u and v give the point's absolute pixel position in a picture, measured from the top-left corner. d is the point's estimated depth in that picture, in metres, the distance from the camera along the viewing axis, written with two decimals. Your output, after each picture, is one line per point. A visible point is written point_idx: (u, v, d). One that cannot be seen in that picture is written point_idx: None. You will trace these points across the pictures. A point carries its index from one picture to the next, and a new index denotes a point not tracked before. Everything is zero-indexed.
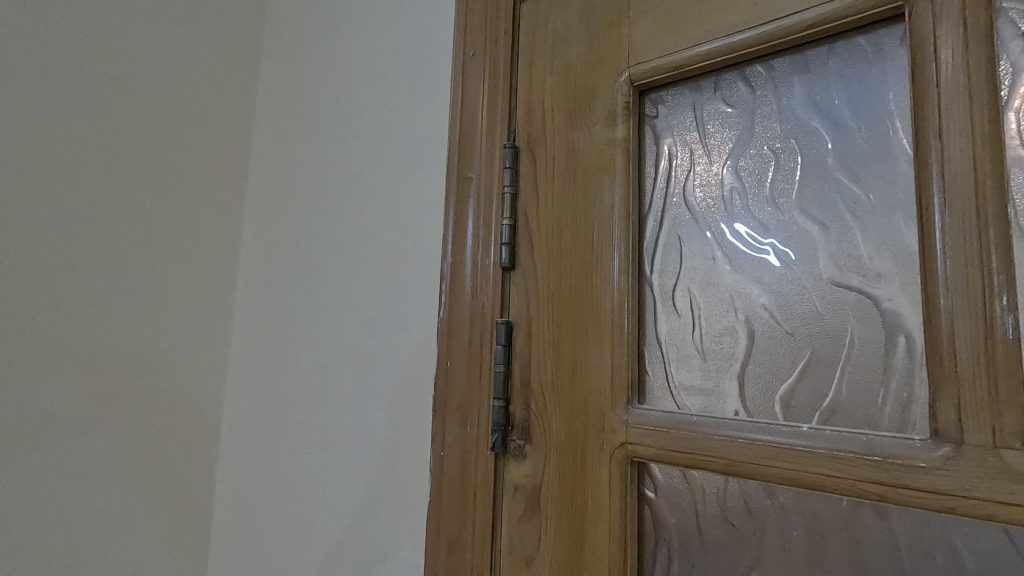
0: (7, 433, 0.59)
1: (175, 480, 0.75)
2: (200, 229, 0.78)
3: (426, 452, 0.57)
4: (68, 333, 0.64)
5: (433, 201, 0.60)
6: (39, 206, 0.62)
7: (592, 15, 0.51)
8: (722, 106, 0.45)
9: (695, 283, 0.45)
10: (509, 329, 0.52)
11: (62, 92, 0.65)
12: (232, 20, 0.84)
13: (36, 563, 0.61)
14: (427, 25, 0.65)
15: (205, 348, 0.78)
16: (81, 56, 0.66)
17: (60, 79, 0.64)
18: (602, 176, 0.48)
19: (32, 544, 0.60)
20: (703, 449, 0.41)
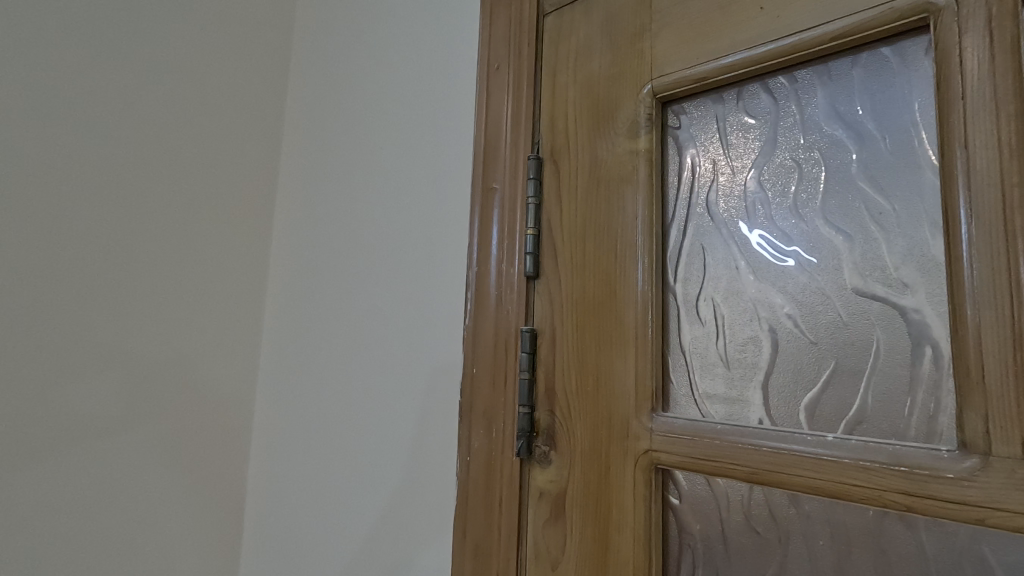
0: (56, 432, 0.62)
1: (208, 479, 0.78)
2: (232, 238, 0.81)
3: (452, 456, 0.58)
4: (111, 339, 0.67)
5: (458, 210, 0.62)
6: (82, 220, 0.65)
7: (614, 28, 0.52)
8: (745, 117, 0.45)
9: (719, 292, 0.45)
10: (533, 337, 0.53)
11: (104, 110, 0.67)
12: (262, 37, 0.87)
13: (80, 556, 0.64)
14: (452, 38, 0.66)
15: (237, 353, 0.81)
16: (121, 76, 0.69)
17: (101, 97, 0.67)
18: (625, 186, 0.49)
19: (76, 538, 0.64)
20: (727, 457, 0.41)
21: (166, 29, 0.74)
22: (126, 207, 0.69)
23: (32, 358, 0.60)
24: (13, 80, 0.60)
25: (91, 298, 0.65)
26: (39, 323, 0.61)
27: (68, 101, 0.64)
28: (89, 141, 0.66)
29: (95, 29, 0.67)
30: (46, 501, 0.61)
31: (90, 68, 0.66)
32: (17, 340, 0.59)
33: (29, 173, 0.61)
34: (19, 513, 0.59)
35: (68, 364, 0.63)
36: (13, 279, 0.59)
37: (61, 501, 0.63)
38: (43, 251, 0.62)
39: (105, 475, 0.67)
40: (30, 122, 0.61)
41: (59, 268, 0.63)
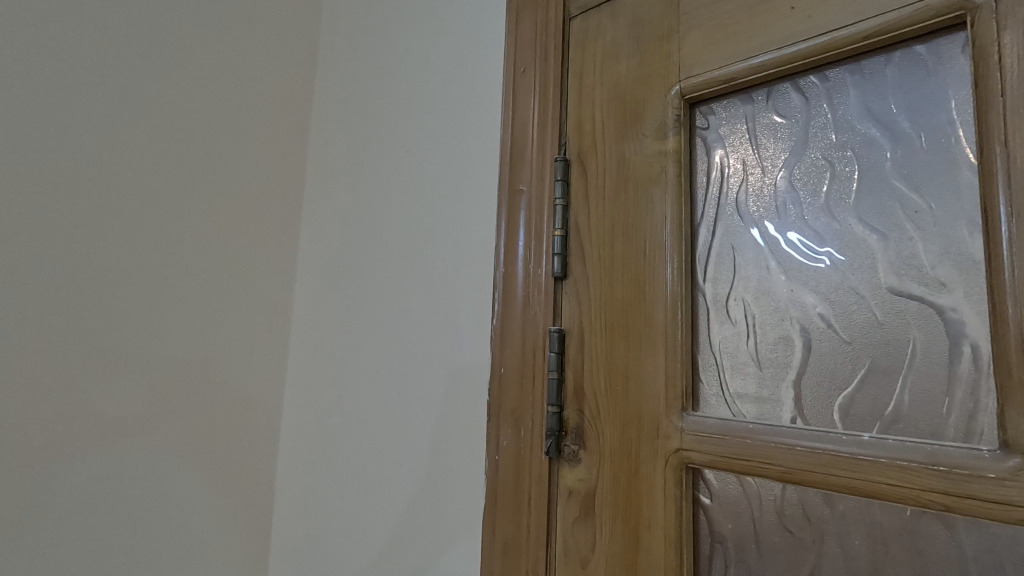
0: (94, 428, 0.64)
1: (238, 476, 0.79)
2: (261, 241, 0.83)
3: (479, 455, 0.59)
4: (147, 339, 0.69)
5: (484, 212, 0.62)
6: (116, 227, 0.66)
7: (641, 30, 0.52)
8: (775, 117, 0.45)
9: (749, 293, 0.45)
10: (561, 337, 0.54)
11: (136, 119, 0.69)
12: (289, 44, 0.89)
13: (116, 549, 0.66)
14: (477, 43, 0.67)
15: (265, 353, 0.83)
16: (152, 85, 0.71)
17: (133, 107, 0.69)
18: (653, 187, 0.50)
19: (113, 532, 0.66)
20: (759, 457, 0.42)
21: (195, 38, 0.76)
22: (158, 214, 0.71)
23: (68, 362, 0.62)
24: (50, 89, 0.62)
25: (124, 303, 0.67)
26: (75, 327, 0.63)
27: (102, 111, 0.66)
28: (123, 150, 0.67)
29: (126, 39, 0.68)
30: (85, 495, 0.63)
31: (123, 78, 0.68)
32: (55, 345, 0.61)
33: (66, 179, 0.62)
34: (57, 514, 0.61)
35: (106, 363, 0.65)
36: (51, 285, 0.61)
37: (96, 503, 0.64)
38: (80, 257, 0.63)
39: (138, 477, 0.68)
40: (66, 130, 0.63)
41: (98, 269, 0.65)
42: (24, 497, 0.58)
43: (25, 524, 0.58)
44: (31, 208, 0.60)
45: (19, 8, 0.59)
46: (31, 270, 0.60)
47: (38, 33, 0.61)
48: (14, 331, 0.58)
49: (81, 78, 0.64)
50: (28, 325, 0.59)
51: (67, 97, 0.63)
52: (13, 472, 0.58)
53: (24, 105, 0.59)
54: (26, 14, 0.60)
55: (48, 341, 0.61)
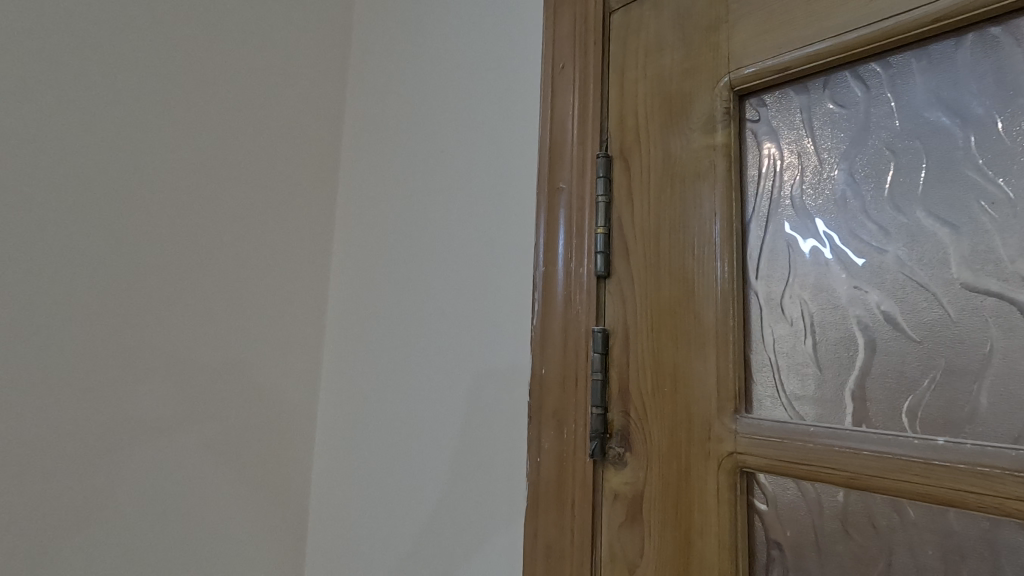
0: (135, 428, 0.66)
1: (273, 476, 0.80)
2: (294, 243, 0.84)
3: (521, 457, 0.58)
4: (186, 340, 0.71)
5: (523, 211, 0.62)
6: (152, 230, 0.68)
7: (687, 21, 0.51)
8: (833, 106, 0.44)
9: (807, 290, 0.43)
10: (605, 337, 0.53)
11: (171, 123, 0.70)
12: (321, 47, 0.90)
13: (155, 547, 0.67)
14: (513, 41, 0.67)
15: (300, 354, 0.84)
16: (187, 90, 0.72)
17: (167, 112, 0.70)
18: (701, 182, 0.48)
19: (151, 531, 0.67)
20: (822, 461, 0.40)
21: (229, 44, 0.77)
22: (195, 217, 0.72)
23: (106, 363, 0.63)
24: (87, 96, 0.63)
25: (162, 305, 0.68)
26: (117, 327, 0.64)
27: (140, 116, 0.67)
28: (158, 154, 0.69)
29: (162, 45, 0.70)
30: (126, 493, 0.65)
31: (160, 83, 0.69)
32: (94, 346, 0.62)
33: (107, 183, 0.64)
34: (94, 514, 0.62)
35: (146, 363, 0.67)
36: (89, 288, 0.62)
37: (133, 503, 0.65)
38: (117, 260, 0.64)
39: (175, 477, 0.69)
40: (104, 135, 0.64)
41: (138, 272, 0.66)
42: (62, 496, 0.59)
43: (65, 522, 0.59)
44: (70, 211, 0.61)
45: (58, 17, 0.61)
46: (69, 273, 0.61)
47: (77, 41, 0.63)
48: (53, 333, 0.59)
49: (118, 84, 0.65)
50: (67, 326, 0.60)
51: (104, 104, 0.64)
52: (51, 471, 0.59)
53: (62, 111, 0.61)
54: (64, 23, 0.62)
55: (86, 342, 0.62)
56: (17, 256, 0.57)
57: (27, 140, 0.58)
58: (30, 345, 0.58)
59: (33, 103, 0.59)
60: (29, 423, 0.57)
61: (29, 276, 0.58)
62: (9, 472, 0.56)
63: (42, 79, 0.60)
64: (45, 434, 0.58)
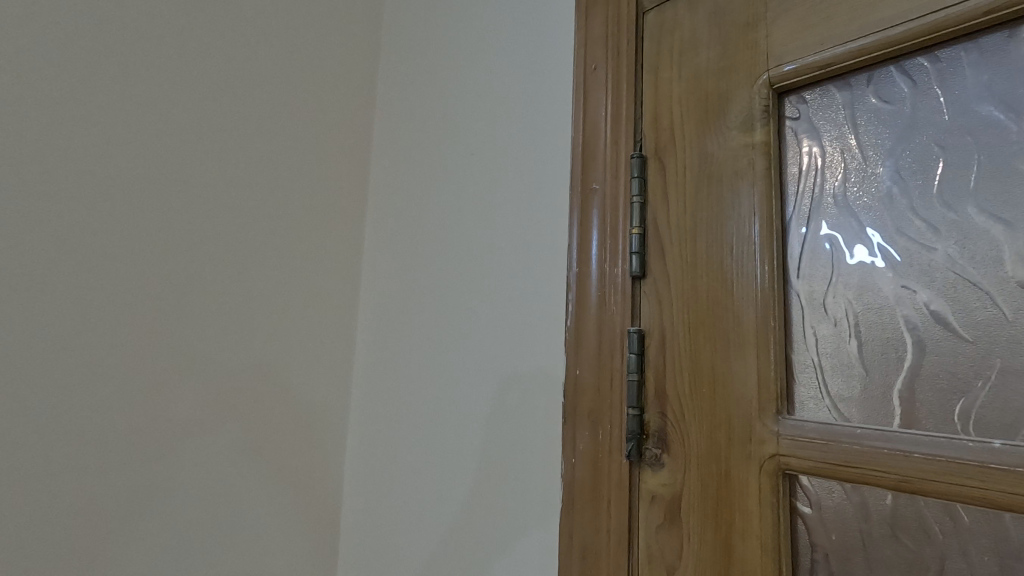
0: (176, 425, 0.68)
1: (306, 475, 0.81)
2: (325, 245, 0.86)
3: (554, 457, 0.58)
4: (223, 341, 0.73)
5: (555, 213, 0.62)
6: (190, 234, 0.70)
7: (724, 19, 0.50)
8: (877, 102, 0.43)
9: (851, 290, 0.43)
10: (641, 338, 0.52)
11: (205, 130, 0.72)
12: (351, 53, 0.92)
13: (193, 541, 0.69)
14: (543, 43, 0.68)
15: (332, 355, 0.86)
16: (221, 97, 0.74)
17: (202, 119, 0.72)
18: (739, 181, 0.48)
19: (190, 524, 0.69)
20: (869, 463, 0.39)
21: (263, 53, 0.79)
22: (230, 221, 0.74)
23: (144, 364, 0.65)
24: (126, 104, 0.65)
25: (200, 307, 0.71)
26: (158, 328, 0.67)
27: (180, 124, 0.70)
28: (196, 161, 0.71)
29: (200, 55, 0.72)
30: (166, 488, 0.67)
31: (198, 92, 0.71)
32: (137, 346, 0.65)
33: (149, 189, 0.66)
34: (135, 509, 0.64)
35: (186, 363, 0.69)
36: (127, 291, 0.64)
37: (169, 500, 0.67)
38: (157, 264, 0.67)
39: (212, 474, 0.71)
40: (145, 142, 0.66)
41: (178, 275, 0.69)
42: (101, 493, 0.61)
43: (109, 514, 0.62)
44: (111, 217, 0.63)
45: (99, 29, 0.63)
46: (108, 277, 0.63)
47: (120, 51, 0.65)
48: (94, 334, 0.61)
49: (155, 92, 0.67)
50: (110, 326, 0.63)
51: (142, 112, 0.66)
52: (90, 469, 0.61)
53: (103, 120, 0.63)
54: (109, 35, 0.64)
55: (125, 344, 0.64)
56: (61, 260, 0.59)
57: (71, 148, 0.60)
58: (74, 345, 0.60)
59: (76, 112, 0.61)
60: (72, 422, 0.60)
61: (71, 280, 0.60)
62: (52, 469, 0.58)
63: (84, 89, 0.62)
64: (87, 431, 0.61)
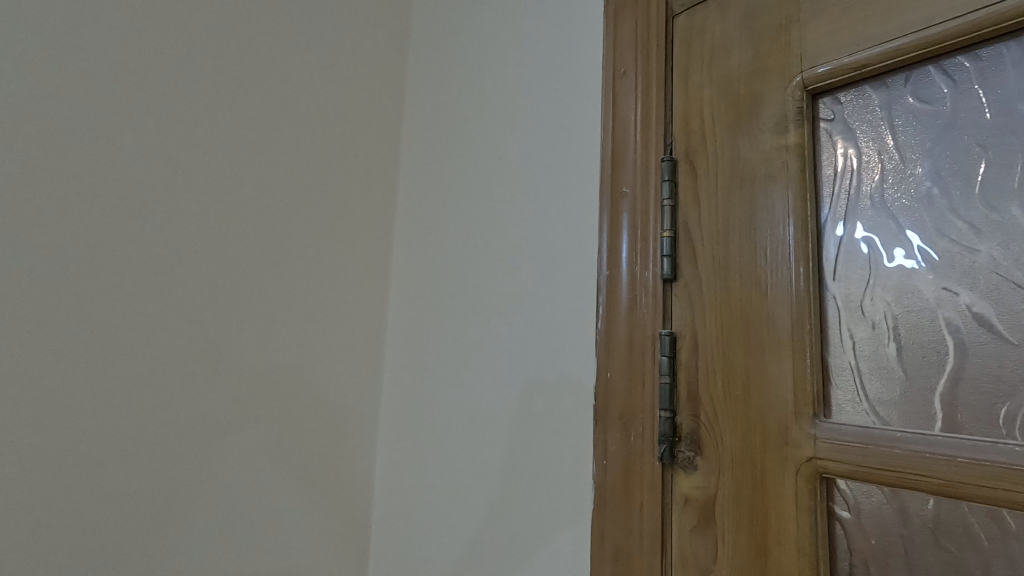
0: (214, 423, 0.71)
1: (337, 474, 0.83)
2: (356, 250, 0.88)
3: (584, 459, 0.59)
4: (257, 343, 0.75)
5: (583, 217, 0.63)
6: (226, 242, 0.73)
7: (755, 22, 0.50)
8: (915, 102, 0.42)
9: (890, 293, 0.42)
10: (673, 341, 0.53)
11: (237, 141, 0.75)
12: (380, 61, 0.94)
13: (229, 535, 0.72)
14: (569, 49, 0.68)
15: (362, 357, 0.87)
16: (254, 110, 0.77)
17: (235, 131, 0.75)
18: (773, 184, 0.48)
19: (226, 520, 0.72)
20: (911, 468, 0.39)
21: (294, 66, 0.82)
22: (263, 228, 0.77)
23: (180, 366, 0.68)
24: (165, 119, 0.69)
25: (236, 311, 0.74)
26: (196, 331, 0.70)
27: (215, 136, 0.73)
28: (231, 171, 0.74)
29: (234, 70, 0.75)
30: (204, 484, 0.70)
31: (232, 106, 0.75)
32: (177, 349, 0.68)
33: (187, 200, 0.70)
34: (174, 503, 0.67)
35: (222, 364, 0.72)
36: (164, 296, 0.67)
37: (204, 498, 0.70)
38: (196, 270, 0.70)
39: (248, 471, 0.74)
40: (183, 154, 0.70)
41: (214, 280, 0.72)
42: (140, 488, 0.65)
43: (151, 507, 0.65)
44: (151, 226, 0.67)
45: (138, 49, 0.67)
46: (146, 283, 0.66)
47: (160, 69, 0.69)
48: (135, 337, 0.65)
49: (192, 107, 0.71)
50: (152, 330, 0.66)
51: (177, 125, 0.69)
52: (133, 465, 0.64)
53: (143, 135, 0.67)
54: (150, 55, 0.68)
55: (162, 346, 0.67)
56: (103, 267, 0.63)
57: (113, 162, 0.64)
58: (119, 348, 0.64)
59: (115, 127, 0.64)
60: (118, 420, 0.63)
61: (112, 286, 0.63)
62: (94, 467, 0.61)
63: (126, 106, 0.66)
64: (132, 429, 0.64)
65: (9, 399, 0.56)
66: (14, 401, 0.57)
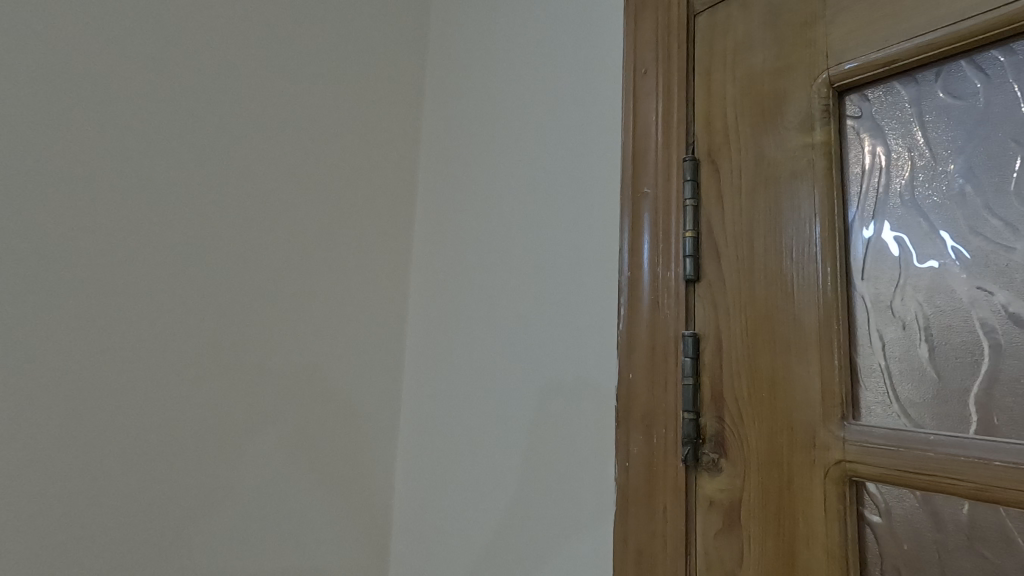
0: (238, 423, 0.72)
1: (358, 475, 0.84)
2: (376, 253, 0.89)
3: (606, 460, 0.59)
4: (280, 345, 0.77)
5: (603, 218, 0.63)
6: (249, 245, 0.75)
7: (780, 19, 0.50)
8: (945, 98, 0.42)
9: (921, 292, 0.41)
10: (696, 342, 0.52)
11: (259, 147, 0.77)
12: (399, 66, 0.95)
13: (252, 533, 0.73)
14: (588, 50, 0.68)
15: (382, 358, 0.88)
16: (275, 116, 0.79)
17: (257, 137, 0.77)
18: (798, 183, 0.47)
19: (250, 518, 0.73)
20: (944, 471, 0.38)
21: (314, 72, 0.84)
22: (285, 232, 0.78)
23: (203, 366, 0.70)
24: (190, 127, 0.71)
25: (259, 313, 0.75)
26: (221, 333, 0.71)
27: (238, 143, 0.75)
28: (254, 176, 0.76)
29: (257, 78, 0.77)
30: (228, 483, 0.71)
31: (254, 112, 0.77)
32: (202, 350, 0.70)
33: (211, 205, 0.72)
34: (199, 500, 0.69)
35: (245, 365, 0.73)
36: (188, 298, 0.69)
37: (227, 497, 0.71)
38: (220, 273, 0.72)
39: (271, 471, 0.75)
40: (207, 161, 0.72)
41: (238, 283, 0.73)
42: (167, 486, 0.66)
43: (176, 504, 0.67)
44: (177, 230, 0.69)
45: (164, 59, 0.69)
46: (170, 286, 0.68)
47: (185, 79, 0.71)
48: (161, 339, 0.67)
49: (216, 114, 0.73)
50: (178, 332, 0.68)
51: (200, 132, 0.71)
52: (160, 463, 0.66)
53: (169, 142, 0.69)
54: (176, 65, 0.70)
55: (187, 347, 0.69)
56: (131, 271, 0.65)
57: (141, 169, 0.66)
58: (147, 349, 0.66)
59: (141, 134, 0.67)
60: (146, 419, 0.65)
61: (137, 289, 0.65)
62: (121, 463, 0.63)
63: (153, 114, 0.68)
64: (159, 428, 0.66)
65: (41, 397, 0.59)
66: (46, 398, 0.59)
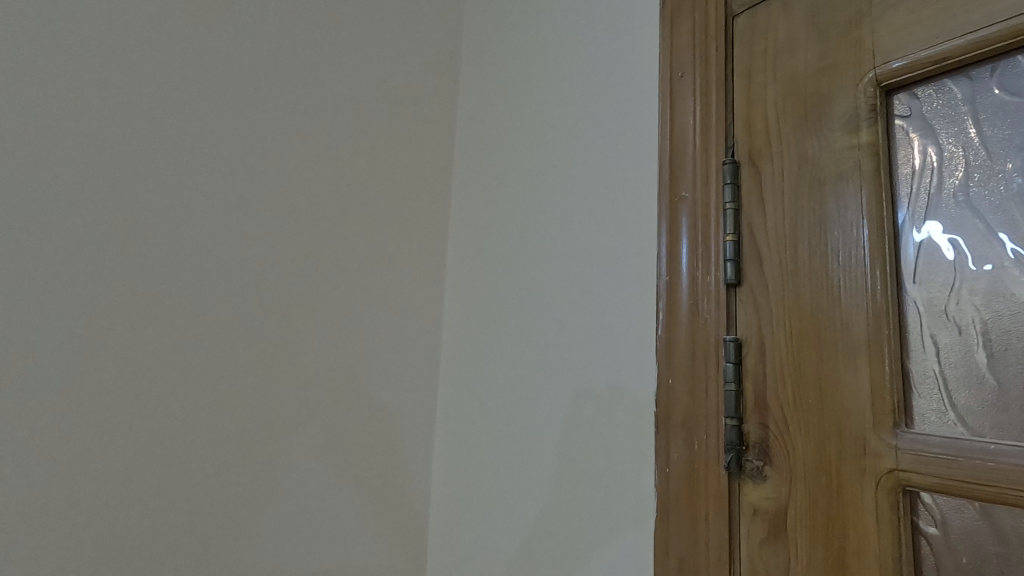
0: (280, 426, 0.75)
1: (395, 477, 0.86)
2: (411, 260, 0.90)
3: (644, 466, 0.58)
4: (319, 349, 0.79)
5: (638, 223, 0.63)
6: (290, 254, 0.78)
7: (822, 19, 0.49)
8: (1002, 96, 0.40)
9: (979, 296, 0.40)
10: (739, 347, 0.51)
11: (300, 159, 0.80)
12: (434, 75, 0.96)
13: (294, 532, 0.76)
14: (622, 56, 0.69)
15: (418, 363, 0.90)
16: (314, 129, 0.81)
17: (298, 149, 0.80)
18: (844, 185, 0.46)
19: (291, 517, 0.75)
20: (1006, 482, 0.36)
21: (351, 84, 0.86)
22: (324, 240, 0.81)
23: (248, 370, 0.73)
24: (234, 142, 0.74)
25: (300, 319, 0.78)
26: (264, 338, 0.74)
27: (279, 155, 0.78)
28: (295, 187, 0.79)
29: (297, 93, 0.80)
30: (271, 483, 0.74)
31: (294, 125, 0.80)
32: (246, 355, 0.73)
33: (254, 216, 0.75)
34: (243, 499, 0.71)
35: (287, 369, 0.76)
36: (233, 305, 0.72)
37: (270, 495, 0.74)
38: (262, 281, 0.75)
39: (312, 472, 0.77)
40: (251, 173, 0.75)
41: (280, 290, 0.76)
42: (215, 484, 0.70)
43: (223, 502, 0.70)
44: (223, 241, 0.72)
45: (211, 78, 0.73)
46: (216, 291, 0.71)
47: (231, 96, 0.74)
48: (209, 344, 0.70)
49: (258, 129, 0.76)
50: (225, 337, 0.71)
51: (243, 146, 0.75)
52: (208, 462, 0.69)
53: (215, 157, 0.72)
54: (222, 83, 0.74)
55: (233, 352, 0.72)
56: (182, 280, 0.69)
57: (190, 184, 0.70)
58: (196, 354, 0.69)
59: (190, 150, 0.70)
60: (195, 420, 0.68)
61: (187, 297, 0.69)
62: (172, 462, 0.67)
63: (201, 131, 0.71)
64: (207, 429, 0.69)
65: (101, 399, 0.63)
66: (105, 400, 0.63)
